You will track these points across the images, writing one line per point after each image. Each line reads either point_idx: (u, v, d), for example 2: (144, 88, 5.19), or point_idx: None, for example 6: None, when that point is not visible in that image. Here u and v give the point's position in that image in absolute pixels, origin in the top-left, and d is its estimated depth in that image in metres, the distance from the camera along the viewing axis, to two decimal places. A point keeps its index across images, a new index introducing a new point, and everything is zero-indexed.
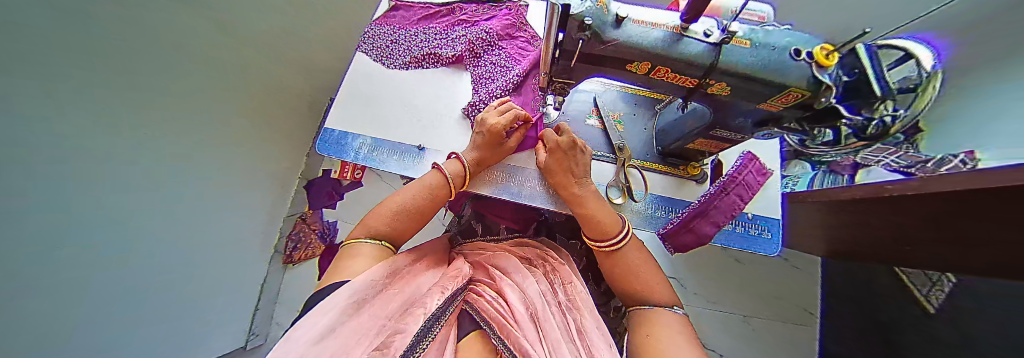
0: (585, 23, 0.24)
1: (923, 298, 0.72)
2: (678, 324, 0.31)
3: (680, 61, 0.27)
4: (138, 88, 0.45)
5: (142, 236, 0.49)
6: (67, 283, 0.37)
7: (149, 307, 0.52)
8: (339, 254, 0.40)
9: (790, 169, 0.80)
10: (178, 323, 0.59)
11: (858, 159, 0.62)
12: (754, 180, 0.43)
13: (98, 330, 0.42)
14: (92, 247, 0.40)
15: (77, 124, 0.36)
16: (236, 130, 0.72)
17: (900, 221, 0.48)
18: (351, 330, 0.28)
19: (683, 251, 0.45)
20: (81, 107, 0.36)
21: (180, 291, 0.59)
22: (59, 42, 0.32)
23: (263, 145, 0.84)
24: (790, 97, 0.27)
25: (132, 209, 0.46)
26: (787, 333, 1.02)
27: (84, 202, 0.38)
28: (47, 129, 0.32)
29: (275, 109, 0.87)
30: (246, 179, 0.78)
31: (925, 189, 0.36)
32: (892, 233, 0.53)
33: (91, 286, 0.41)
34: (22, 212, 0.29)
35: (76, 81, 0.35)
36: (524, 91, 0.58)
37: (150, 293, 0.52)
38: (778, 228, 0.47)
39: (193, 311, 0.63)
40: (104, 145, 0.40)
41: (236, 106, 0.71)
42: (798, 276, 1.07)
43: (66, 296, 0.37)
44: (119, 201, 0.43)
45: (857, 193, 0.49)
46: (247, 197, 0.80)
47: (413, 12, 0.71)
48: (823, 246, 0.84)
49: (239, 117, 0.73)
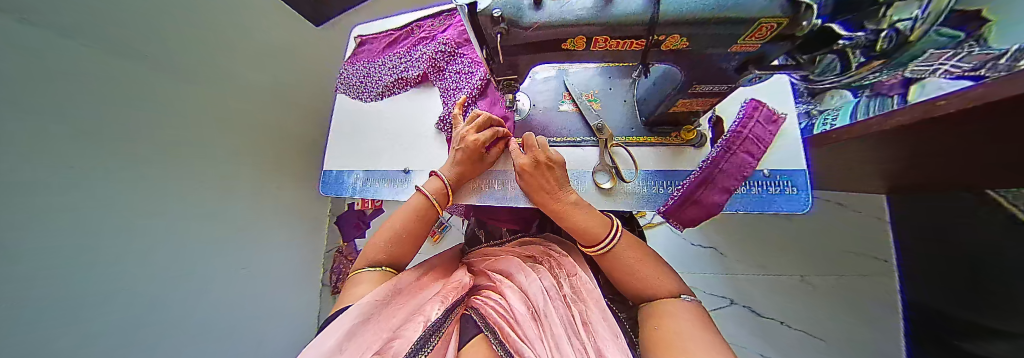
0: (495, 15, 0.23)
1: (999, 196, 0.57)
2: (686, 312, 0.30)
3: (616, 25, 0.24)
4: (95, 135, 0.48)
5: (136, 256, 0.53)
6: (36, 324, 0.38)
7: (151, 336, 0.54)
8: (347, 283, 0.42)
9: (825, 102, 0.65)
10: (187, 320, 0.62)
11: (907, 74, 0.50)
12: (765, 130, 0.39)
13: (85, 331, 0.45)
14: (87, 255, 0.46)
15: (38, 180, 0.39)
16: (235, 172, 0.79)
17: (955, 139, 0.40)
18: (356, 346, 0.30)
19: (692, 226, 0.40)
20: (35, 159, 0.39)
21: (184, 290, 0.62)
22: (8, 101, 0.36)
23: (269, 189, 0.92)
24: (764, 30, 0.22)
25: (108, 243, 0.49)
26: (861, 287, 0.86)
27: (66, 234, 0.43)
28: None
29: (278, 154, 0.95)
30: (251, 218, 0.83)
31: (989, 97, 0.28)
32: (972, 144, 0.40)
33: (88, 285, 0.46)
34: None
35: (32, 136, 0.38)
36: (491, 92, 0.56)
37: (156, 299, 0.56)
38: (805, 179, 0.40)
39: (216, 330, 0.69)
40: (67, 201, 0.43)
41: (236, 150, 0.80)
42: (862, 225, 0.90)
43: (51, 299, 0.40)
44: (103, 248, 0.48)
45: (901, 118, 0.40)
46: (259, 235, 0.86)
47: (378, 42, 0.73)
48: (884, 179, 0.70)
49: (235, 162, 0.79)
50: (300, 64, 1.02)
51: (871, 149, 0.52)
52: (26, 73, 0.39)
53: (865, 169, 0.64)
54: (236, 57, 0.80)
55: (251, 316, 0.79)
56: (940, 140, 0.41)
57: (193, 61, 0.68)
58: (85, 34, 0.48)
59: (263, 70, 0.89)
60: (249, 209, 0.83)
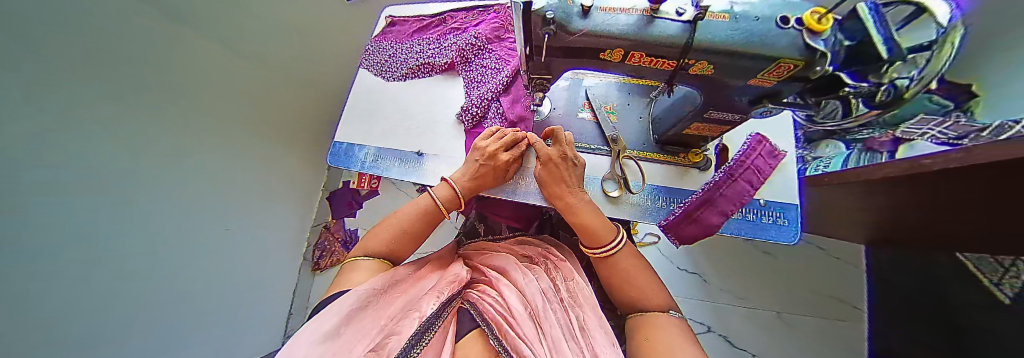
0: (547, 17, 0.26)
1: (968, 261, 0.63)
2: (673, 326, 0.32)
3: (653, 44, 0.26)
4: (142, 96, 0.48)
5: (163, 238, 0.52)
6: (105, 279, 0.41)
7: (175, 317, 0.54)
8: (343, 269, 0.41)
9: (818, 150, 0.69)
10: (204, 301, 0.62)
11: (899, 134, 0.54)
12: (765, 163, 0.41)
13: (130, 310, 0.45)
14: (130, 233, 0.45)
15: (94, 137, 0.39)
16: (246, 138, 0.78)
17: (954, 195, 0.42)
18: (353, 332, 0.29)
19: (689, 243, 0.42)
20: (91, 120, 0.39)
21: (208, 269, 0.63)
22: (76, 49, 0.37)
23: (273, 155, 0.91)
24: (782, 69, 0.25)
25: (144, 216, 0.48)
26: (834, 331, 0.91)
27: (113, 201, 0.42)
28: (55, 144, 0.33)
29: (284, 121, 0.94)
30: (257, 186, 0.82)
31: (982, 157, 0.31)
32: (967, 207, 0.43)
33: (129, 269, 0.45)
34: (48, 192, 0.32)
35: (87, 102, 0.38)
36: (514, 90, 0.58)
37: (178, 281, 0.55)
38: (797, 214, 0.43)
39: (227, 300, 0.69)
40: (119, 160, 0.43)
41: (249, 114, 0.79)
42: (839, 268, 0.97)
43: (100, 268, 0.40)
44: (149, 223, 0.49)
45: (889, 171, 0.44)
46: (263, 206, 0.85)
47: (408, 25, 0.74)
48: (868, 229, 0.75)
49: (246, 129, 0.78)
50: (322, 36, 1.01)
51: (859, 197, 0.56)
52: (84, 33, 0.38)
53: (849, 216, 0.69)
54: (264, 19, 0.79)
55: (245, 301, 0.76)
56: (933, 192, 0.44)
57: (224, 18, 0.67)
58: None
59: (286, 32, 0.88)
60: (256, 178, 0.82)
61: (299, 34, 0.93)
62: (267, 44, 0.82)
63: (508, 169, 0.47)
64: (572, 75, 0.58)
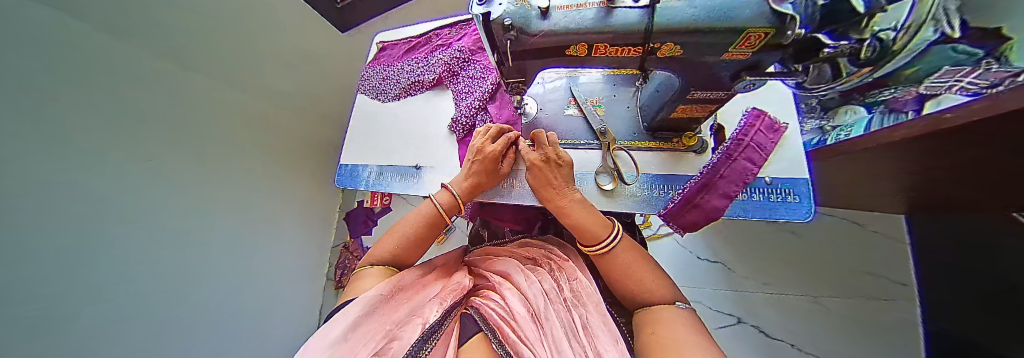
0: (505, 24, 0.26)
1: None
2: (682, 318, 0.30)
3: (614, 34, 0.26)
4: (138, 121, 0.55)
5: (151, 262, 0.55)
6: (111, 284, 0.48)
7: (169, 333, 0.56)
8: (353, 278, 0.43)
9: (838, 117, 0.65)
10: (208, 322, 0.65)
11: (923, 90, 0.48)
12: (766, 138, 0.40)
13: (113, 326, 0.47)
14: (114, 255, 0.49)
15: (66, 165, 0.42)
16: (252, 168, 0.84)
17: (974, 149, 0.38)
18: (359, 336, 0.30)
19: (692, 231, 0.40)
20: (64, 150, 0.42)
21: (208, 289, 0.66)
22: (42, 88, 0.39)
23: (282, 181, 0.96)
24: (752, 39, 0.24)
25: (127, 238, 0.51)
26: (878, 312, 0.82)
27: (88, 231, 0.45)
28: (50, 159, 0.40)
29: (291, 150, 1.00)
30: (264, 213, 0.87)
31: (1001, 107, 0.28)
32: (993, 159, 0.38)
33: (104, 289, 0.47)
34: (13, 219, 0.34)
35: (72, 131, 0.44)
36: (499, 96, 0.59)
37: (173, 300, 0.58)
38: (807, 188, 0.41)
39: (241, 308, 0.75)
40: (108, 183, 0.48)
41: (255, 146, 0.85)
42: (877, 242, 0.89)
43: (72, 292, 0.42)
44: (133, 247, 0.52)
45: (913, 131, 0.40)
46: (271, 230, 0.89)
47: (398, 48, 0.78)
48: (897, 196, 0.68)
49: (253, 159, 0.84)
50: (319, 68, 1.09)
51: (878, 161, 0.51)
52: (65, 73, 0.44)
53: (876, 183, 0.63)
54: (258, 56, 0.86)
55: (255, 321, 0.79)
56: (958, 148, 0.39)
57: (213, 56, 0.73)
58: (104, 25, 0.51)
59: (285, 67, 0.95)
60: (262, 206, 0.87)
61: (296, 67, 1.00)
62: (267, 78, 0.89)
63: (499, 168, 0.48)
64: (557, 74, 0.58)
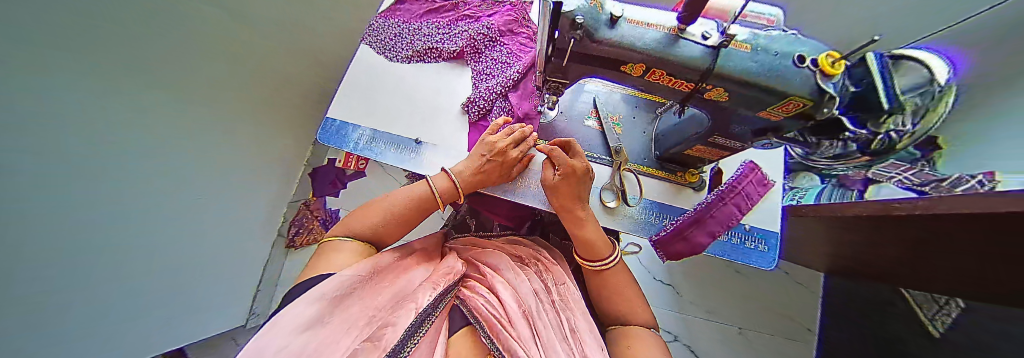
0: (576, 21, 0.24)
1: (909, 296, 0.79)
2: (652, 338, 0.33)
3: (676, 63, 0.26)
4: (170, 45, 0.48)
5: (146, 199, 0.48)
6: (107, 219, 0.42)
7: (146, 278, 0.50)
8: (319, 250, 0.39)
9: (798, 181, 0.72)
10: (180, 270, 0.58)
11: (870, 174, 0.58)
12: (755, 190, 0.42)
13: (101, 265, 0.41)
14: (116, 187, 0.42)
15: (100, 81, 0.37)
16: (248, 106, 0.74)
17: (909, 237, 0.45)
18: (339, 321, 0.28)
19: (674, 259, 0.43)
20: (97, 64, 0.36)
21: (187, 235, 0.59)
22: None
23: (270, 124, 0.85)
24: (790, 105, 0.26)
25: (132, 172, 0.44)
26: (781, 347, 0.99)
27: (102, 159, 0.39)
28: (86, 71, 0.35)
29: (286, 89, 0.87)
30: (249, 157, 0.77)
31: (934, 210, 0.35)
32: (915, 246, 0.47)
33: (99, 223, 0.40)
34: (43, 140, 0.30)
35: (110, 41, 0.38)
36: (523, 86, 0.57)
37: (157, 242, 0.52)
38: (776, 241, 0.46)
39: (210, 258, 0.67)
40: (128, 112, 0.42)
41: (253, 83, 0.74)
42: (799, 292, 1.04)
43: (74, 224, 0.36)
44: (135, 181, 0.45)
45: (861, 211, 0.47)
46: (251, 176, 0.80)
47: (418, 6, 0.71)
48: (828, 259, 0.81)
49: (249, 98, 0.73)
50: None
51: (832, 230, 0.60)
52: None
53: (817, 245, 0.74)
54: None
55: (217, 274, 0.71)
56: (897, 234, 0.47)
57: None
58: None
59: None
60: (248, 149, 0.77)
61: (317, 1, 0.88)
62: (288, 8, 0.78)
63: (514, 167, 0.47)
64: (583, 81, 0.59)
